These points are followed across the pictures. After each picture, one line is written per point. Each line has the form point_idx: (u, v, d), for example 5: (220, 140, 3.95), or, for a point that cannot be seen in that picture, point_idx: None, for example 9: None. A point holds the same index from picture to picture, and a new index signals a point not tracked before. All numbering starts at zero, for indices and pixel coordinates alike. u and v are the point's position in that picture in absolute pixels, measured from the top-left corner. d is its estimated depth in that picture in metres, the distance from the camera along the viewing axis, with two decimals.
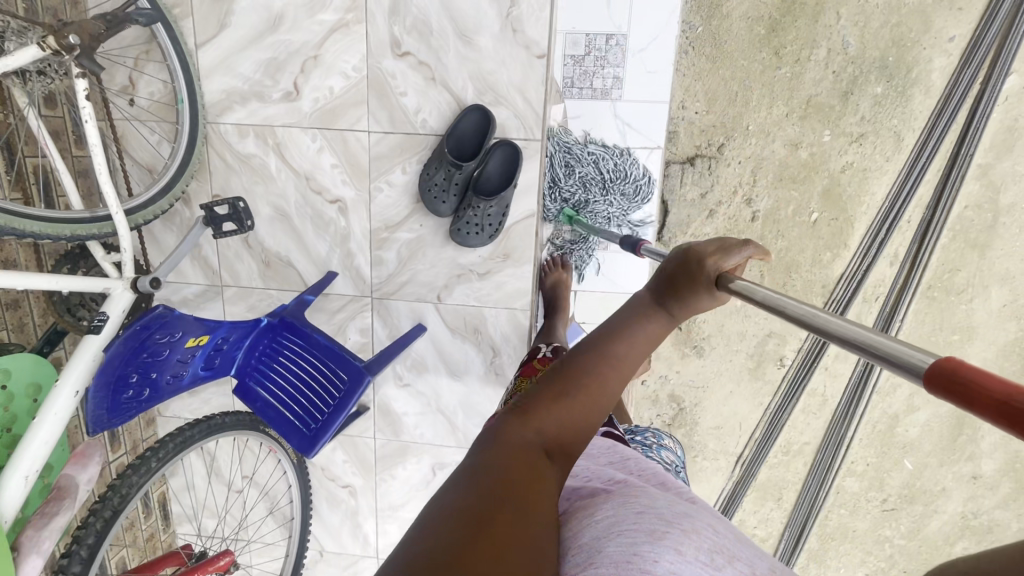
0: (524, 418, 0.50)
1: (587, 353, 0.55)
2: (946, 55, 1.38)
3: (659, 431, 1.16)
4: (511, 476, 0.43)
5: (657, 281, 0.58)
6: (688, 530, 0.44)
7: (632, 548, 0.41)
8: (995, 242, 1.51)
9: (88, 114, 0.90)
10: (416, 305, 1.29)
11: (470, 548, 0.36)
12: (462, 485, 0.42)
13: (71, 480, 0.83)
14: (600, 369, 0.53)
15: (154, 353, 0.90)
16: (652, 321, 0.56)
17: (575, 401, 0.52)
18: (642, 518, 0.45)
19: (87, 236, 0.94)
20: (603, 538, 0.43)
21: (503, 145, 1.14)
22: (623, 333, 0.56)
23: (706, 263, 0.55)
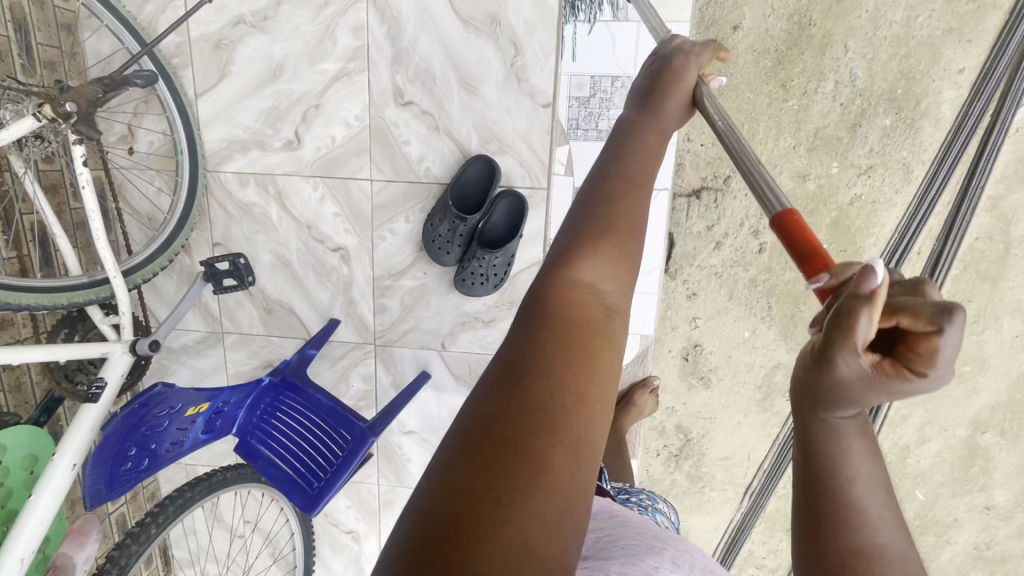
0: (565, 265, 0.46)
1: (610, 174, 0.51)
2: (956, 87, 1.36)
3: (654, 493, 1.15)
4: (562, 332, 0.43)
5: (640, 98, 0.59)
6: (681, 550, 0.56)
7: (637, 557, 0.51)
8: (1007, 272, 1.48)
9: (86, 180, 0.88)
10: (420, 352, 1.27)
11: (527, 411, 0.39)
12: (508, 375, 0.41)
13: (69, 560, 0.81)
14: (632, 190, 0.51)
15: (154, 426, 0.86)
16: (654, 136, 0.55)
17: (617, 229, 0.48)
18: (639, 537, 0.56)
19: (83, 301, 0.92)
20: (610, 549, 0.53)
21: (509, 195, 1.12)
22: (632, 150, 0.54)
23: (679, 78, 0.59)
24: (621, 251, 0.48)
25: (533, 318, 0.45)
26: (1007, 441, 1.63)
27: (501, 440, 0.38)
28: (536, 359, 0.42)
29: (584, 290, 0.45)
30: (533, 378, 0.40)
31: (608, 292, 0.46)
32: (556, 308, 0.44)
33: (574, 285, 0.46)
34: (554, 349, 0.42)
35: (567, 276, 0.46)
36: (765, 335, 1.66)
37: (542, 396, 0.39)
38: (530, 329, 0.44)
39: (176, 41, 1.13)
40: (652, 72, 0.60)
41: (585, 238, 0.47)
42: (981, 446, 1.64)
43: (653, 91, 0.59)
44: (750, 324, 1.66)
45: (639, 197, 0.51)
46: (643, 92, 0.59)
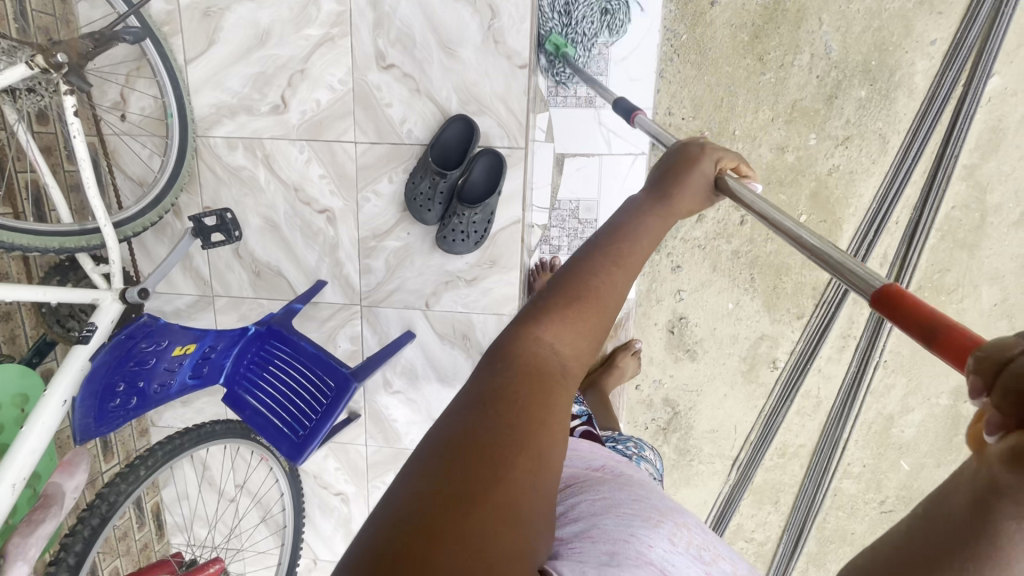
0: (537, 319, 0.48)
1: (602, 241, 0.54)
2: (928, 58, 1.40)
3: (641, 442, 1.19)
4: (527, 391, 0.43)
5: (653, 181, 0.63)
6: (679, 524, 0.54)
7: (629, 529, 0.49)
8: (984, 241, 1.50)
9: (77, 130, 0.92)
10: (405, 312, 1.31)
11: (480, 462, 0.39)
12: (464, 420, 0.42)
13: (59, 488, 0.85)
14: (614, 265, 0.52)
15: (141, 362, 0.94)
16: (658, 214, 0.59)
17: (592, 300, 0.50)
18: (635, 508, 0.54)
19: (74, 248, 0.96)
20: (604, 516, 0.51)
21: (487, 153, 1.16)
22: (633, 223, 0.57)
23: (692, 165, 0.64)
24: (589, 322, 0.49)
25: (496, 361, 0.46)
26: None
27: (450, 488, 0.37)
28: (497, 405, 0.42)
29: (549, 347, 0.47)
30: (491, 425, 0.41)
31: (573, 355, 0.48)
32: (526, 362, 0.45)
33: (540, 339, 0.47)
34: (517, 399, 0.43)
35: (536, 332, 0.47)
36: (748, 306, 1.69)
37: (494, 442, 0.40)
38: (494, 371, 0.45)
39: (167, 9, 1.17)
40: (679, 151, 0.66)
41: (560, 300, 0.49)
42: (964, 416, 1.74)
43: (674, 171, 0.63)
44: (733, 296, 1.69)
45: (621, 265, 0.52)
46: (663, 173, 0.64)
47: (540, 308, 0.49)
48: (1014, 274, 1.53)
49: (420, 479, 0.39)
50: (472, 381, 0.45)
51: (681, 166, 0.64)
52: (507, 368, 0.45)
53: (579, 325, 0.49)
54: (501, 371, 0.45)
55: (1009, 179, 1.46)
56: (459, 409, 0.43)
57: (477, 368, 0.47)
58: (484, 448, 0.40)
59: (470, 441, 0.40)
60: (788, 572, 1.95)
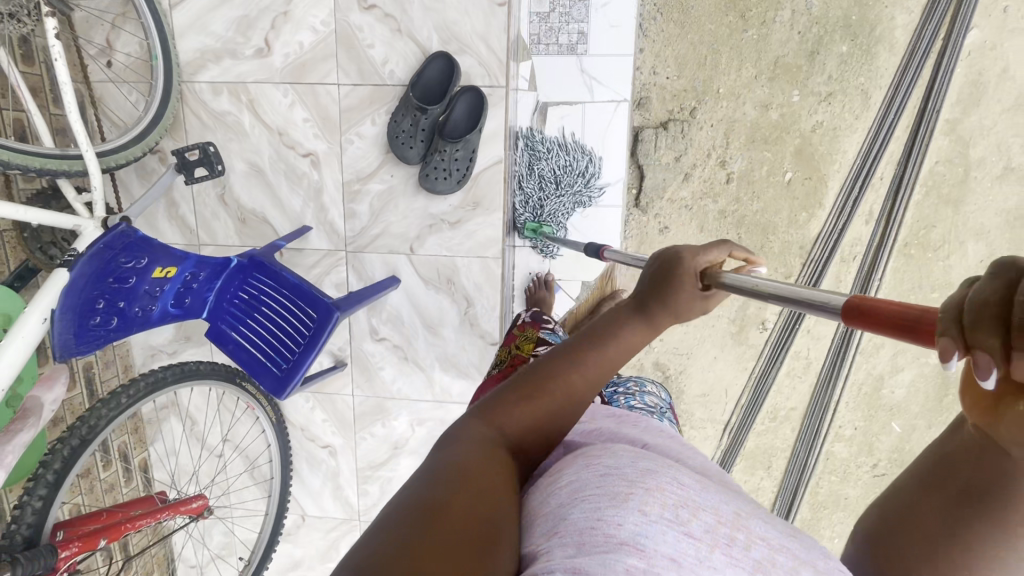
0: (490, 415, 0.51)
1: (569, 350, 0.55)
2: (908, 12, 1.36)
3: (642, 378, 1.06)
4: (478, 469, 0.44)
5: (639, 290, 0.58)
6: (652, 488, 0.43)
7: (595, 513, 0.40)
8: (968, 196, 1.46)
9: (58, 53, 0.93)
10: (390, 258, 1.31)
11: (430, 519, 0.37)
12: (421, 486, 0.41)
13: (38, 401, 0.85)
14: (578, 374, 0.53)
15: (121, 279, 0.94)
16: (636, 330, 0.56)
17: (545, 396, 0.52)
18: (606, 479, 0.44)
19: (56, 171, 0.98)
20: (569, 508, 0.42)
21: (467, 92, 1.18)
22: (607, 337, 0.56)
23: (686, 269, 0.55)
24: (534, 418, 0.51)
25: (451, 446, 0.47)
26: None
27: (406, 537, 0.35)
28: (453, 473, 0.43)
29: (501, 436, 0.49)
30: (439, 491, 0.40)
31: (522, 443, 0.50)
32: (473, 447, 0.47)
33: (491, 431, 0.49)
34: (473, 472, 0.43)
35: (488, 425, 0.50)
36: None
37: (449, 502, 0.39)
38: (450, 451, 0.46)
39: None
40: (665, 251, 0.58)
41: (510, 397, 0.52)
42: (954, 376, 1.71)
43: (656, 282, 0.57)
44: None
45: (584, 374, 0.53)
46: (650, 283, 0.57)
47: (495, 404, 0.52)
48: (999, 230, 1.48)
49: (377, 535, 0.36)
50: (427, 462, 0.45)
51: (663, 274, 0.56)
52: (462, 450, 0.46)
53: (531, 419, 0.51)
54: (457, 450, 0.46)
55: (991, 133, 1.42)
56: (414, 480, 0.42)
57: (433, 450, 0.47)
58: (438, 504, 0.38)
59: (427, 498, 0.39)
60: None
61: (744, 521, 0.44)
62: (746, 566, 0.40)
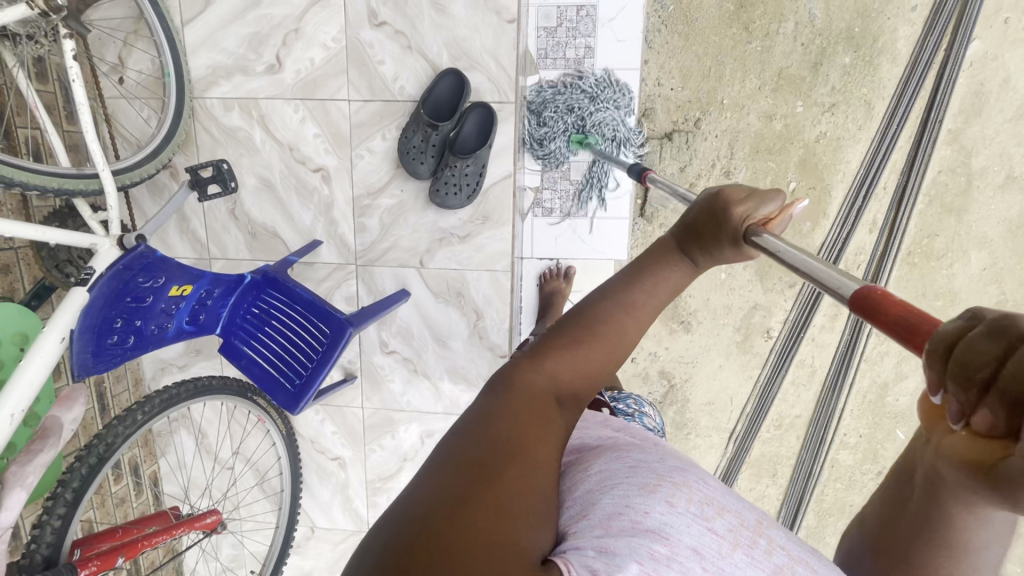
0: (540, 357, 0.50)
1: (615, 292, 0.55)
2: (910, 24, 1.38)
3: (641, 398, 1.09)
4: (522, 420, 0.43)
5: (683, 227, 0.59)
6: (679, 484, 0.43)
7: (622, 501, 0.41)
8: (970, 205, 1.47)
9: (75, 74, 0.94)
10: (399, 271, 1.32)
11: (469, 483, 0.38)
12: (463, 441, 0.41)
13: (57, 420, 0.85)
14: (625, 317, 0.53)
15: (138, 298, 0.95)
16: (679, 271, 0.57)
17: (593, 342, 0.51)
18: (635, 470, 0.45)
19: (73, 191, 0.99)
20: (598, 490, 0.43)
21: (478, 107, 1.20)
22: (652, 277, 0.56)
23: (731, 212, 0.55)
24: (585, 364, 0.50)
25: (497, 392, 0.47)
26: None
27: (451, 500, 0.37)
28: (496, 425, 0.43)
29: (550, 379, 0.48)
30: (479, 449, 0.40)
31: (572, 388, 0.49)
32: (519, 392, 0.46)
33: (541, 374, 0.48)
34: (516, 425, 0.43)
35: (536, 368, 0.49)
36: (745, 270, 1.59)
37: (492, 463, 0.39)
38: (497, 397, 0.46)
39: None
40: (712, 195, 0.57)
41: (557, 342, 0.51)
42: None
43: (699, 225, 0.57)
44: (726, 265, 1.65)
45: (631, 317, 0.53)
46: (694, 222, 0.57)
47: (543, 348, 0.51)
48: (1001, 239, 1.49)
49: (420, 499, 0.37)
50: (473, 409, 0.46)
51: (709, 218, 0.56)
52: (508, 397, 0.46)
53: (579, 363, 0.50)
54: (505, 397, 0.46)
55: (993, 142, 1.43)
56: (458, 432, 0.43)
57: (479, 396, 0.47)
58: (481, 463, 0.39)
59: (472, 452, 0.40)
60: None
61: (763, 528, 0.45)
62: (765, 569, 0.43)
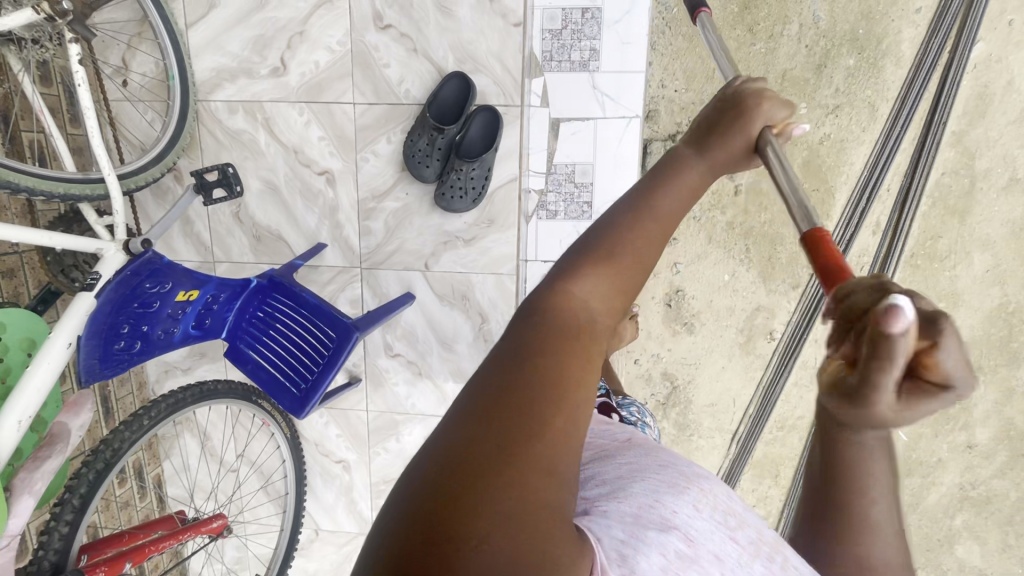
0: (572, 272, 0.45)
1: (637, 201, 0.50)
2: (914, 26, 1.37)
3: (643, 406, 1.08)
4: (557, 353, 0.40)
5: (694, 131, 0.55)
6: (706, 490, 0.46)
7: (652, 495, 0.44)
8: (974, 207, 1.47)
9: (81, 78, 0.94)
10: (404, 274, 1.32)
11: (508, 422, 0.36)
12: (499, 375, 0.39)
13: (65, 427, 0.85)
14: (652, 228, 0.48)
15: (145, 304, 0.95)
16: (697, 175, 0.52)
17: (623, 258, 0.46)
18: (667, 471, 0.48)
19: (79, 196, 0.99)
20: (628, 482, 0.46)
21: (484, 110, 1.19)
22: (671, 180, 0.51)
23: (746, 116, 0.53)
24: (618, 285, 0.45)
25: (536, 315, 0.43)
26: (985, 375, 1.58)
27: (494, 443, 0.35)
28: (531, 358, 0.40)
29: (586, 304, 0.43)
30: (519, 383, 0.38)
31: (608, 307, 0.45)
32: (553, 319, 0.42)
33: (573, 293, 0.44)
34: (552, 359, 0.39)
35: (568, 286, 0.44)
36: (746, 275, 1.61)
37: (537, 399, 0.37)
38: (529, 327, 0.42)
39: None
40: (725, 99, 0.55)
41: (590, 262, 0.46)
42: None
43: (715, 129, 0.53)
44: (730, 267, 1.64)
45: (658, 228, 0.48)
46: (702, 128, 0.55)
47: (575, 263, 0.46)
48: (1005, 240, 1.49)
49: (456, 440, 0.36)
50: (506, 339, 0.42)
51: (728, 112, 0.54)
52: (543, 324, 0.42)
53: (613, 287, 0.45)
54: (538, 323, 0.42)
55: (997, 144, 1.42)
56: (494, 364, 0.40)
57: (509, 325, 0.43)
58: (524, 401, 0.37)
59: (508, 395, 0.38)
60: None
61: (782, 551, 0.47)
62: None
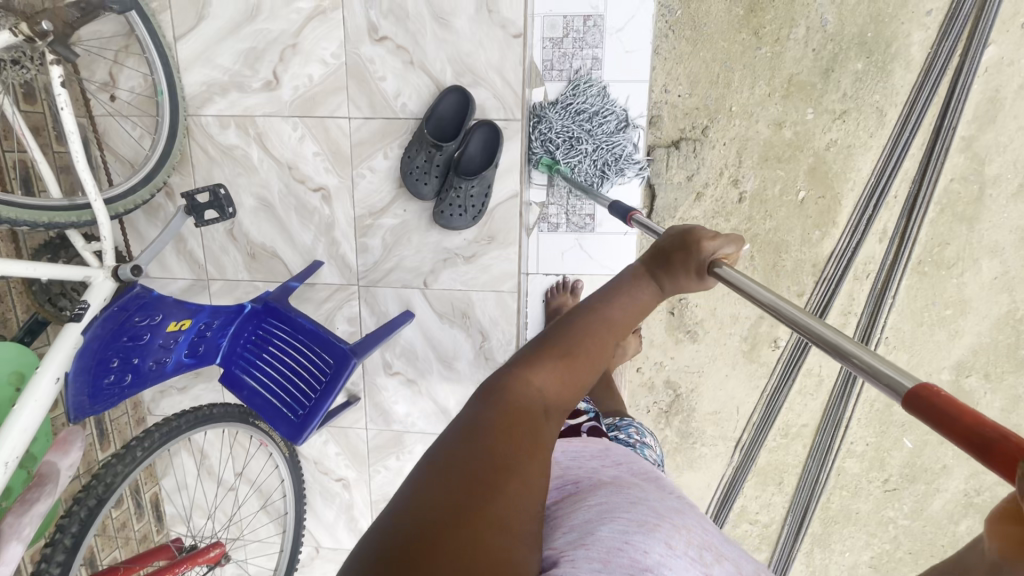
0: (532, 362, 0.51)
1: (587, 305, 0.57)
2: (924, 29, 1.32)
3: (644, 426, 1.03)
4: (516, 428, 0.45)
5: (655, 255, 0.63)
6: (678, 527, 0.50)
7: (625, 535, 0.45)
8: (983, 214, 1.42)
9: (64, 101, 0.91)
10: (403, 291, 1.29)
11: (467, 486, 0.40)
12: (465, 441, 0.44)
13: (54, 467, 0.83)
14: (605, 333, 0.55)
15: (135, 337, 0.93)
16: (646, 294, 0.60)
17: (577, 354, 0.53)
18: (635, 510, 0.50)
19: (65, 223, 0.96)
20: (599, 522, 0.47)
21: (483, 125, 1.16)
22: (621, 293, 0.59)
23: (703, 245, 0.61)
24: (572, 377, 0.51)
25: (494, 395, 0.48)
26: (992, 384, 1.55)
27: (456, 504, 0.39)
28: (492, 428, 0.45)
29: (540, 387, 0.49)
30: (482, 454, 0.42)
31: (562, 398, 0.50)
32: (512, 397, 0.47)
33: (531, 380, 0.49)
34: (509, 428, 0.45)
35: (527, 374, 0.50)
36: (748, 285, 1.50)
37: (496, 465, 0.42)
38: (492, 402, 0.47)
39: None
40: (681, 232, 0.63)
41: (548, 352, 0.52)
42: (967, 389, 1.56)
43: (670, 255, 0.62)
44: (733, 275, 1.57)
45: (609, 333, 0.56)
46: (660, 253, 0.63)
47: (534, 353, 0.53)
48: (1014, 246, 1.44)
49: (422, 498, 0.40)
50: (463, 416, 0.47)
51: (684, 245, 0.61)
52: (500, 401, 0.47)
53: (566, 377, 0.51)
54: (494, 404, 0.47)
55: (1008, 149, 1.38)
56: (454, 433, 0.45)
57: (469, 400, 0.48)
58: (483, 467, 0.42)
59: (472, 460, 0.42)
60: (790, 563, 1.83)
61: None
62: None
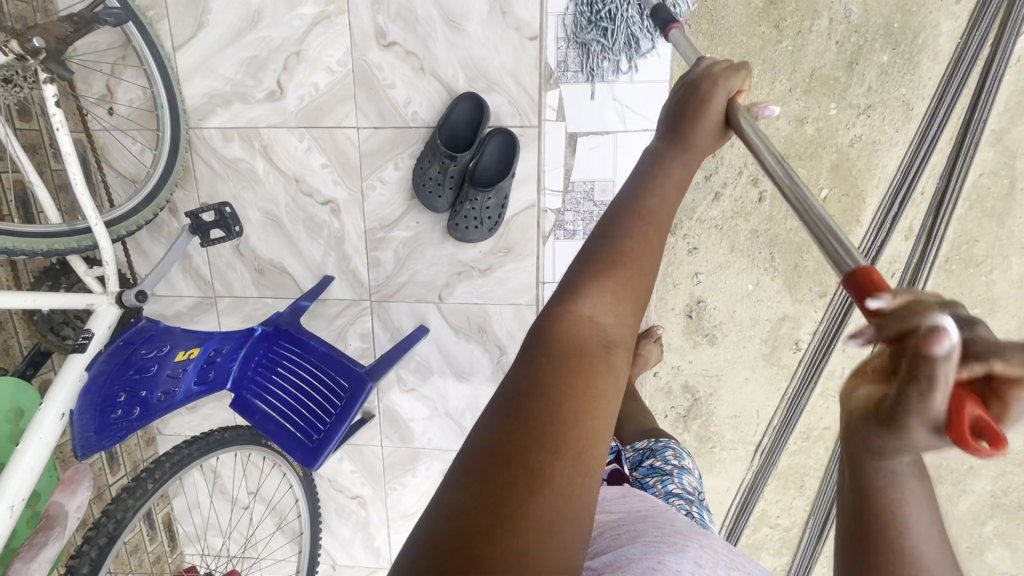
0: (579, 288, 0.44)
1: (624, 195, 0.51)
2: (955, 18, 1.18)
3: (680, 448, 0.97)
4: (566, 377, 0.39)
5: (672, 116, 0.58)
6: (705, 546, 0.48)
7: (657, 556, 0.44)
8: (1015, 209, 1.28)
9: (59, 121, 0.86)
10: (417, 306, 1.24)
11: (518, 461, 0.35)
12: (511, 411, 0.38)
13: (61, 508, 0.82)
14: (651, 231, 0.47)
15: (142, 369, 0.88)
16: (681, 163, 0.54)
17: (626, 268, 0.45)
18: (663, 531, 0.49)
19: (65, 250, 0.93)
20: (628, 545, 0.46)
21: (498, 134, 1.10)
22: (658, 173, 0.52)
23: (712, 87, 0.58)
24: (624, 292, 0.44)
25: (537, 341, 0.42)
26: None
27: (503, 486, 0.34)
28: (539, 386, 0.38)
29: (592, 317, 0.42)
30: (531, 419, 0.37)
31: (620, 325, 0.43)
32: (560, 331, 0.41)
33: (580, 311, 0.42)
34: (556, 380, 0.39)
35: (575, 305, 0.43)
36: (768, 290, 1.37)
37: (546, 430, 0.36)
38: (537, 347, 0.41)
39: None
40: (693, 89, 0.58)
41: (591, 269, 0.45)
42: None
43: (684, 111, 0.57)
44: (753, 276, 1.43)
45: (655, 227, 0.48)
46: (678, 114, 0.57)
47: (579, 275, 0.45)
48: None
49: (466, 484, 0.35)
50: (509, 375, 0.40)
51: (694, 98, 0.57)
52: (547, 343, 0.41)
53: (617, 295, 0.44)
54: (541, 348, 0.41)
55: None
56: (499, 400, 0.39)
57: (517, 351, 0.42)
58: (531, 433, 0.36)
59: (521, 431, 0.36)
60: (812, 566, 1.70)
61: None
62: None
